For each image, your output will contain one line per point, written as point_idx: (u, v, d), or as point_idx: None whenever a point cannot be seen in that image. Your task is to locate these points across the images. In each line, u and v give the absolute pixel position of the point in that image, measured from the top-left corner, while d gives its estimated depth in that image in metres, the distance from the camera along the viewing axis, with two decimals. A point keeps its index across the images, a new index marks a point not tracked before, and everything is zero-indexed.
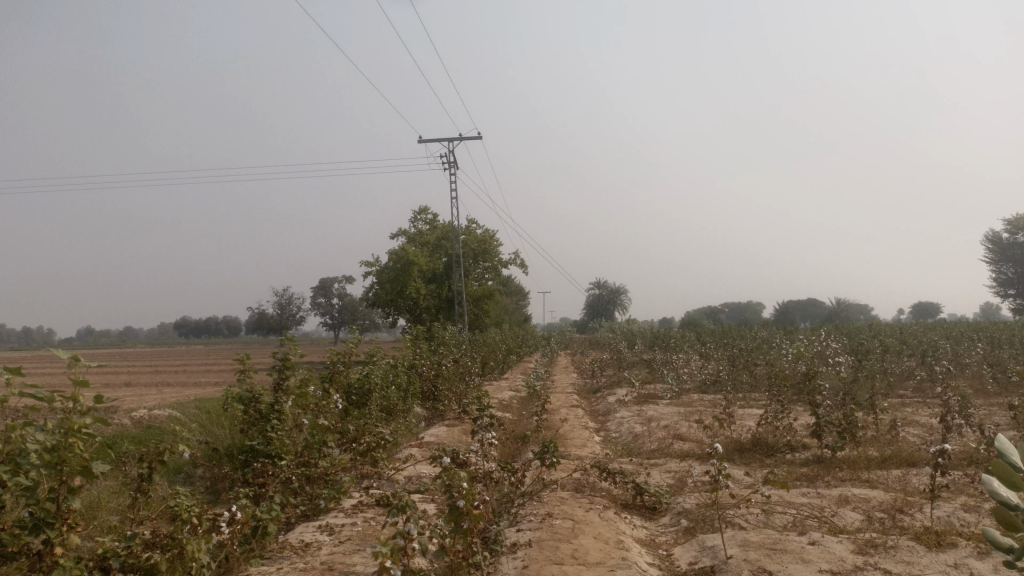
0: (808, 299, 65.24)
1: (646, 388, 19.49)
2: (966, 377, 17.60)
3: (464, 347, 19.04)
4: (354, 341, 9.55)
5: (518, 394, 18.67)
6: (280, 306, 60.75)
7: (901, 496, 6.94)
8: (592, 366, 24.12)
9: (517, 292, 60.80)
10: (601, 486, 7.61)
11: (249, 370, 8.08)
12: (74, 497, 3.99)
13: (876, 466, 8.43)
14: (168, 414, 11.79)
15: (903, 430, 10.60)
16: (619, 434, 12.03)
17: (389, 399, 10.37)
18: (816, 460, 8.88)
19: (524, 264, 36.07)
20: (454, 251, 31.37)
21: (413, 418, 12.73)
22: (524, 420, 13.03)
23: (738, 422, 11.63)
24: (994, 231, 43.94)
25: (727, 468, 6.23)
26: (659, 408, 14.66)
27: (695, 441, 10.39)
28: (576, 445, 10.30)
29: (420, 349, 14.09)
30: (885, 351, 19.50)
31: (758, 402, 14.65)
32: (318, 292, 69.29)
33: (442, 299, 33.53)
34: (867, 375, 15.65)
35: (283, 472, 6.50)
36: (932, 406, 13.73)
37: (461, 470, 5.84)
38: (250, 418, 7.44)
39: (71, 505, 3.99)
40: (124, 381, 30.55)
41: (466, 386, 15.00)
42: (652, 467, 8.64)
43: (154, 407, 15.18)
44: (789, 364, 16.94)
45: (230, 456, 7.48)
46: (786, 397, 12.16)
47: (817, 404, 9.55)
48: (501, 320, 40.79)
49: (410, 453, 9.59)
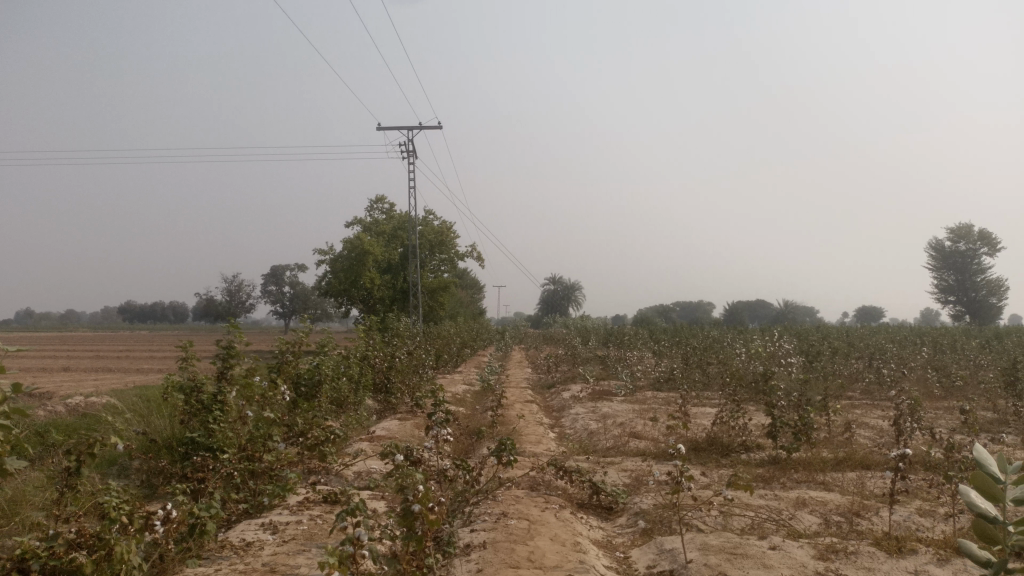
0: (757, 300, 66.38)
1: (601, 385, 19.43)
2: (912, 380, 17.92)
3: (418, 339, 18.74)
4: (305, 330, 9.23)
5: (472, 388, 18.45)
6: (229, 293, 59.48)
7: (857, 500, 6.90)
8: (547, 362, 24.02)
9: (472, 285, 60.53)
10: (558, 484, 7.43)
11: (192, 358, 7.71)
12: None
13: (831, 468, 8.41)
14: (105, 402, 11.24)
15: (856, 432, 10.66)
16: (573, 431, 11.88)
17: (340, 391, 10.05)
18: (772, 461, 8.84)
19: (481, 257, 35.82)
20: (410, 242, 30.95)
21: (364, 411, 12.41)
22: (478, 415, 12.82)
23: (693, 421, 11.58)
24: (937, 239, 45.21)
25: (688, 470, 6.09)
26: (614, 405, 14.56)
27: (650, 439, 10.29)
28: (531, 441, 10.11)
29: (374, 340, 13.76)
30: (835, 353, 19.76)
31: (711, 402, 14.66)
32: (270, 279, 68.02)
33: (397, 290, 33.10)
34: (819, 376, 15.81)
35: (225, 467, 6.16)
36: (881, 408, 13.91)
37: (414, 468, 5.58)
38: (191, 409, 7.09)
39: None
40: (62, 366, 29.49)
41: (419, 379, 14.71)
42: (608, 465, 8.49)
43: (90, 394, 14.51)
44: (742, 363, 17.03)
45: (169, 448, 7.10)
46: (741, 397, 12.15)
47: (774, 405, 9.53)
48: (456, 312, 40.50)
49: (361, 447, 9.30)
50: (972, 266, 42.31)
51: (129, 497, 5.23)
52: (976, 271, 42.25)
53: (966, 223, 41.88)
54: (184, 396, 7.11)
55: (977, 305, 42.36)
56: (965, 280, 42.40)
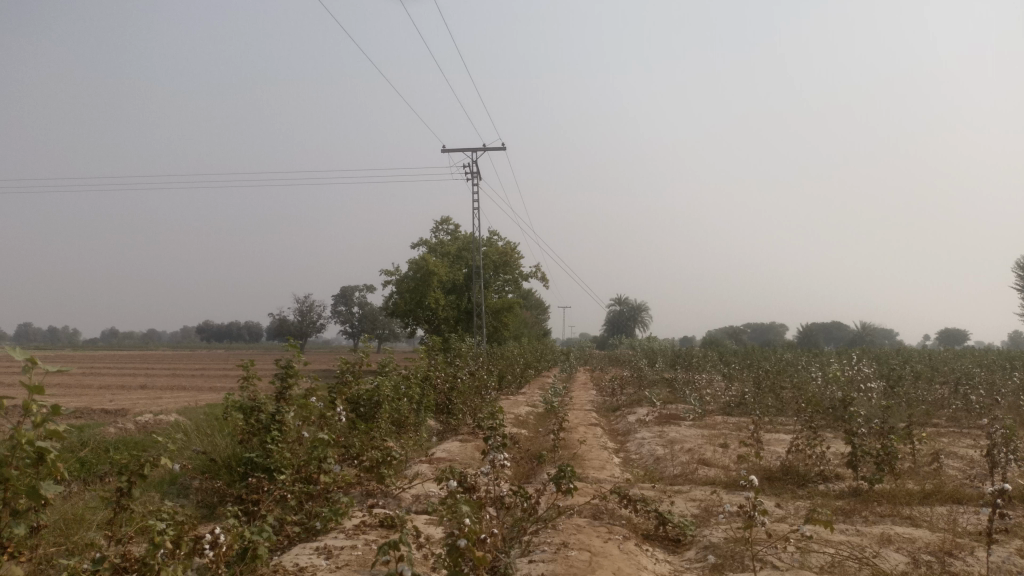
0: (831, 322, 64.21)
1: (667, 408, 18.90)
2: (1003, 408, 16.83)
3: (481, 359, 18.60)
4: (367, 349, 9.16)
5: (535, 410, 18.18)
6: (300, 313, 60.75)
7: (949, 538, 6.35)
8: (612, 384, 23.57)
9: (538, 306, 60.32)
10: (621, 513, 7.11)
11: (252, 377, 7.68)
12: (18, 521, 3.80)
13: (918, 502, 7.82)
14: (172, 420, 11.41)
15: (944, 463, 9.96)
16: (639, 457, 11.49)
17: (401, 412, 9.95)
18: (851, 493, 8.29)
19: (545, 278, 35.63)
20: (474, 262, 31.00)
21: (425, 432, 12.29)
22: (540, 438, 12.56)
23: (766, 448, 11.05)
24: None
25: (760, 503, 5.69)
26: (681, 430, 14.07)
27: (720, 467, 9.83)
28: (594, 466, 9.78)
29: (436, 361, 13.66)
30: (917, 378, 18.77)
31: (785, 428, 14.03)
32: (339, 300, 69.31)
33: (461, 310, 33.16)
34: (901, 402, 14.97)
35: (279, 488, 6.06)
36: (971, 437, 13.04)
37: (468, 495, 5.35)
38: (250, 429, 7.06)
39: (14, 530, 3.79)
40: (140, 383, 30.54)
41: (481, 400, 14.54)
42: (675, 494, 8.11)
43: (161, 412, 14.83)
44: (817, 388, 16.29)
45: (229, 468, 7.07)
46: (818, 423, 11.55)
47: (854, 432, 8.96)
48: (521, 333, 40.33)
49: (421, 470, 9.15)
50: None
51: (183, 519, 5.19)
52: None
53: None
54: (243, 415, 7.07)
55: None
56: None
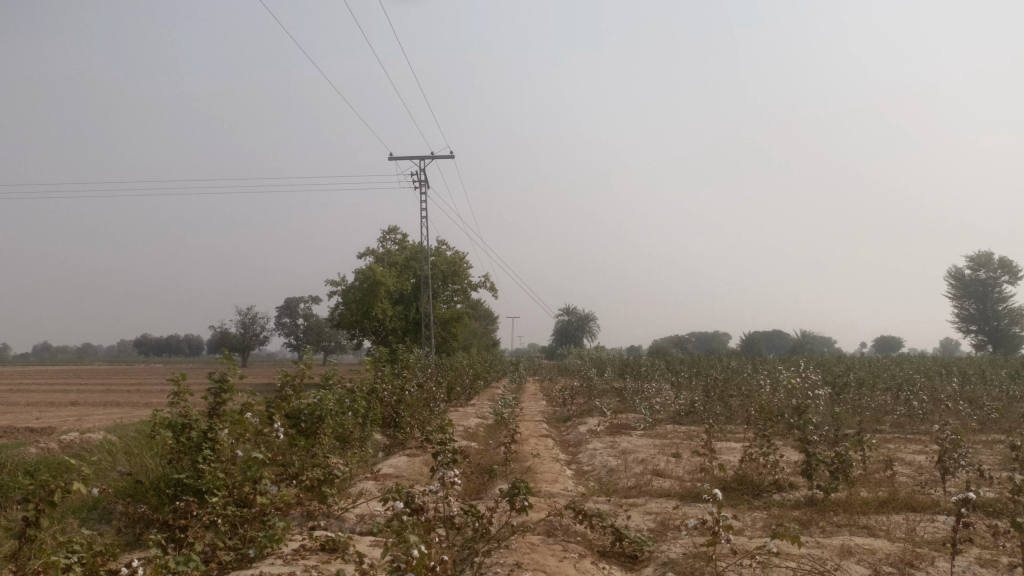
0: (774, 330, 65.46)
1: (618, 418, 18.74)
2: (945, 413, 17.14)
3: (429, 371, 18.18)
4: (308, 362, 8.74)
5: (485, 421, 17.82)
6: (243, 325, 59.18)
7: (909, 548, 6.23)
8: (562, 394, 23.37)
9: (486, 317, 60.00)
10: (576, 530, 6.82)
11: (184, 393, 7.20)
12: None
13: (874, 510, 7.73)
14: (99, 439, 10.72)
15: (895, 470, 9.96)
16: (592, 468, 11.24)
17: (344, 426, 9.51)
18: (807, 502, 8.16)
19: (494, 288, 35.37)
20: (423, 272, 30.56)
21: (371, 447, 11.84)
22: (490, 451, 12.23)
23: (719, 457, 10.93)
24: (956, 267, 44.33)
25: (722, 519, 5.46)
26: (633, 439, 13.89)
27: (674, 478, 9.64)
28: (546, 479, 9.48)
29: (382, 373, 13.23)
30: (861, 384, 19.01)
31: (736, 436, 13.98)
32: (284, 311, 67.82)
33: (409, 321, 32.64)
34: (848, 408, 15.09)
35: (210, 512, 5.61)
36: (917, 443, 13.16)
37: (414, 518, 4.99)
38: (181, 448, 6.59)
39: None
40: (71, 399, 29.19)
41: (430, 413, 14.13)
42: (631, 507, 7.86)
43: (90, 429, 14.00)
44: (767, 395, 16.35)
45: (156, 490, 6.57)
46: (770, 432, 11.49)
47: (808, 441, 8.86)
48: (469, 344, 39.94)
49: (366, 488, 8.72)
50: (993, 295, 41.34)
51: (100, 550, 4.72)
52: (998, 300, 41.22)
53: (985, 251, 41.15)
54: (173, 434, 6.59)
55: (999, 335, 41.16)
56: (987, 309, 41.45)
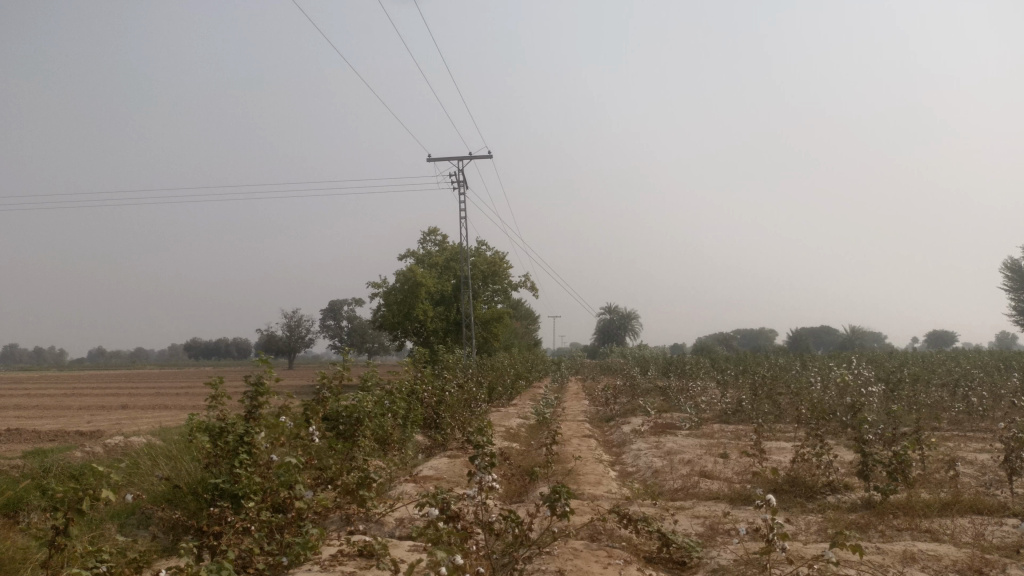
0: (820, 326, 63.99)
1: (663, 417, 18.35)
2: (1007, 410, 16.40)
3: (470, 371, 18.05)
4: (347, 364, 8.65)
5: (526, 422, 17.62)
6: (288, 329, 59.93)
7: (978, 554, 5.84)
8: (605, 394, 23.05)
9: (528, 316, 59.78)
10: (621, 534, 6.58)
11: (221, 396, 7.14)
12: None
13: (936, 513, 7.32)
14: (143, 443, 10.77)
15: (957, 470, 9.49)
16: (636, 470, 10.96)
17: (384, 428, 9.40)
18: (864, 505, 7.78)
19: (535, 287, 35.15)
20: (462, 272, 30.48)
21: (411, 449, 11.74)
22: (532, 452, 12.02)
23: (769, 457, 10.55)
24: (1013, 258, 42.71)
25: (776, 525, 5.16)
26: (679, 440, 13.55)
27: (723, 480, 9.31)
28: (589, 481, 9.24)
29: (422, 374, 13.11)
30: (916, 380, 18.34)
31: (786, 436, 13.54)
32: (328, 314, 68.61)
33: (450, 322, 32.59)
34: (903, 405, 14.52)
35: (243, 519, 5.50)
36: (979, 442, 12.58)
37: (449, 527, 4.81)
38: (218, 452, 6.53)
39: None
40: (121, 403, 29.82)
41: (470, 414, 13.98)
42: (677, 511, 7.58)
43: (136, 433, 14.14)
44: (817, 393, 15.84)
45: (195, 494, 6.51)
46: (822, 431, 11.06)
47: (864, 440, 8.45)
48: (511, 344, 39.75)
49: (406, 490, 8.60)
50: None
51: (133, 559, 4.64)
52: None
53: None
54: (209, 438, 6.52)
55: None
56: None
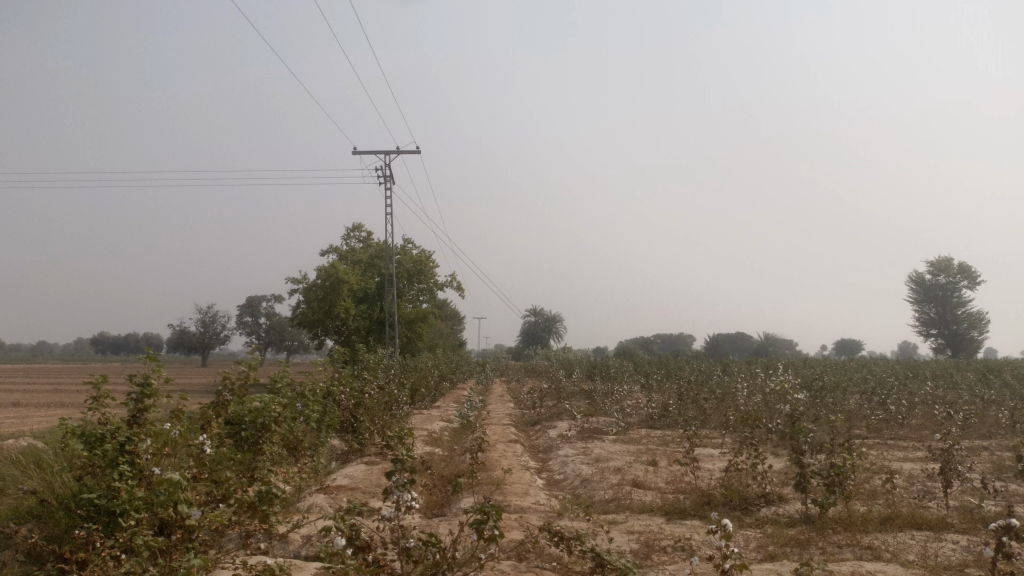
0: (737, 333, 65.52)
1: (589, 421, 18.01)
2: (924, 421, 16.69)
3: (392, 372, 17.28)
4: (254, 363, 7.85)
5: (449, 425, 16.96)
6: (203, 324, 57.36)
7: None
8: (530, 397, 22.59)
9: (452, 317, 59.07)
10: (550, 553, 6.09)
11: (104, 397, 6.29)
12: None
13: (876, 528, 7.04)
14: (19, 447, 9.62)
15: (887, 481, 9.37)
16: (564, 478, 10.47)
17: (294, 434, 8.63)
18: (801, 519, 7.43)
19: (461, 286, 34.51)
20: (387, 270, 29.54)
21: (325, 455, 10.96)
22: (455, 458, 11.43)
23: (702, 467, 10.23)
24: (917, 271, 44.50)
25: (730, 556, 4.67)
26: (606, 446, 13.15)
27: (655, 491, 8.88)
28: (516, 492, 8.66)
29: (342, 374, 12.33)
30: (836, 387, 18.53)
31: (714, 442, 13.33)
32: (245, 310, 66.22)
33: (373, 320, 31.61)
34: (827, 413, 14.54)
35: (113, 544, 4.73)
36: (901, 450, 12.63)
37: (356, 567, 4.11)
38: (93, 464, 5.69)
39: None
40: (12, 399, 27.76)
41: (391, 417, 13.25)
42: (612, 526, 7.06)
43: (17, 434, 12.82)
44: (744, 399, 15.76)
45: (67, 511, 5.70)
46: (752, 440, 10.86)
47: (802, 452, 8.13)
48: (435, 345, 38.93)
49: (317, 503, 7.86)
50: (953, 299, 41.64)
51: None
52: (958, 304, 41.54)
53: (945, 256, 41.38)
54: (84, 446, 5.70)
55: (959, 338, 41.47)
56: (947, 313, 41.61)
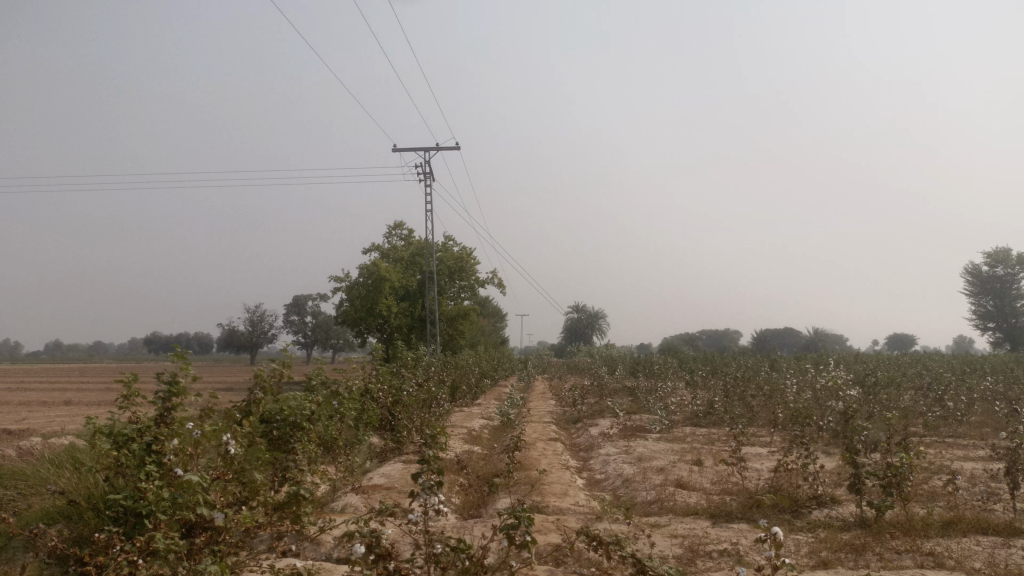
0: (784, 329, 64.19)
1: (632, 419, 17.63)
2: (984, 419, 15.95)
3: (432, 369, 17.14)
4: (287, 361, 7.73)
5: (490, 423, 16.78)
6: (250, 324, 58.23)
7: None
8: (572, 394, 22.29)
9: (495, 314, 58.95)
10: (589, 557, 5.82)
11: (134, 395, 6.20)
12: None
13: (937, 533, 6.61)
14: (61, 445, 9.65)
15: (948, 482, 8.86)
16: (605, 478, 10.18)
17: (329, 432, 8.51)
18: (856, 523, 7.03)
19: (502, 284, 34.31)
20: (428, 267, 29.48)
21: (362, 454, 10.84)
22: (494, 457, 11.21)
23: (749, 467, 9.83)
24: (973, 263, 42.95)
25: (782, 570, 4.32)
26: (650, 444, 12.80)
27: (700, 492, 8.53)
28: (555, 493, 8.39)
29: (379, 372, 12.20)
30: (890, 383, 17.85)
31: (761, 441, 12.89)
32: (292, 310, 67.08)
33: (415, 318, 31.60)
34: (881, 410, 13.96)
35: (132, 549, 4.61)
36: (961, 449, 12.03)
37: None
38: (120, 464, 5.61)
39: None
40: (65, 398, 28.37)
41: (430, 415, 13.09)
42: (654, 530, 6.75)
43: (62, 433, 12.96)
44: (792, 396, 15.23)
45: (96, 511, 5.63)
46: (802, 439, 10.41)
47: (856, 451, 7.69)
48: (477, 342, 38.81)
49: (351, 503, 7.72)
50: (1011, 291, 40.02)
51: None
52: (1016, 296, 39.92)
53: (1003, 247, 39.82)
54: (112, 444, 5.60)
55: (1018, 332, 39.86)
56: (1005, 305, 40.05)
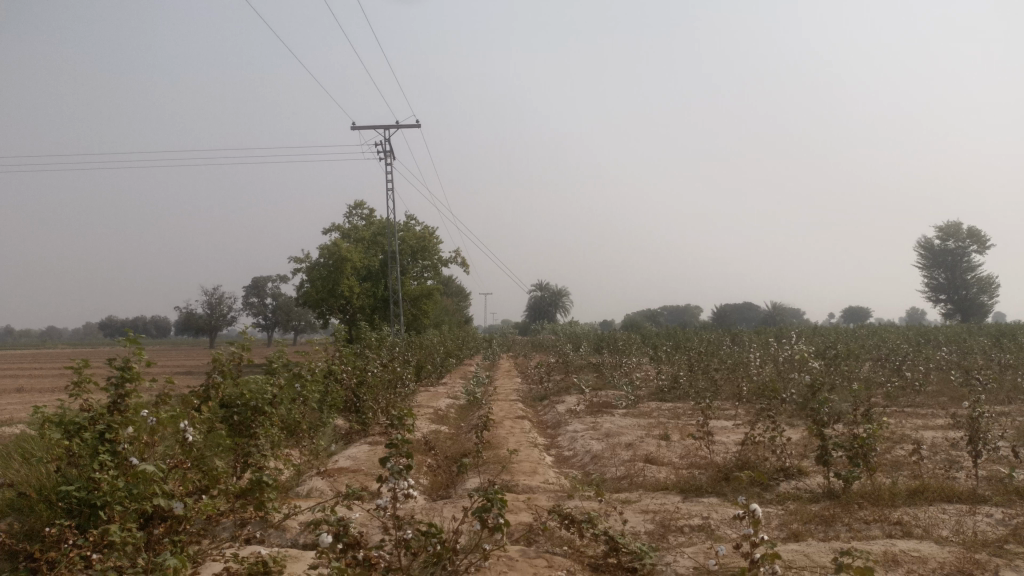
0: (744, 303, 65.08)
1: (598, 395, 17.65)
2: (941, 388, 16.29)
3: (396, 350, 16.92)
4: (246, 343, 7.50)
5: (456, 403, 16.65)
6: (209, 307, 57.11)
7: (967, 555, 5.15)
8: (538, 372, 22.25)
9: (458, 293, 58.68)
10: (561, 536, 5.73)
11: (86, 381, 5.93)
12: None
13: (904, 502, 6.67)
14: (10, 435, 9.27)
15: (910, 451, 8.99)
16: (573, 455, 10.14)
17: (292, 415, 8.30)
18: (825, 494, 7.07)
19: (466, 262, 34.08)
20: (390, 247, 29.09)
21: (327, 436, 10.63)
22: (461, 437, 11.10)
23: (716, 441, 9.86)
24: (925, 237, 43.86)
25: (758, 546, 4.27)
26: (617, 420, 12.80)
27: (669, 467, 8.52)
28: (524, 471, 8.30)
29: (342, 353, 11.96)
30: (851, 355, 18.10)
31: (726, 415, 12.97)
32: (252, 292, 65.99)
33: (377, 298, 31.26)
34: (843, 381, 14.15)
35: (85, 546, 4.41)
36: (921, 418, 12.25)
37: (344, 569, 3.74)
38: (72, 455, 5.37)
39: None
40: (17, 386, 27.49)
41: (395, 395, 12.91)
42: (625, 506, 6.70)
43: (13, 423, 12.49)
44: (757, 370, 15.35)
45: (47, 503, 5.38)
46: (768, 413, 10.47)
47: (824, 423, 7.71)
48: (440, 321, 38.59)
49: (317, 487, 7.55)
50: (963, 264, 40.99)
51: None
52: (967, 269, 40.91)
53: (954, 220, 40.68)
54: (62, 434, 5.33)
55: (968, 304, 40.93)
56: (957, 278, 41.01)
